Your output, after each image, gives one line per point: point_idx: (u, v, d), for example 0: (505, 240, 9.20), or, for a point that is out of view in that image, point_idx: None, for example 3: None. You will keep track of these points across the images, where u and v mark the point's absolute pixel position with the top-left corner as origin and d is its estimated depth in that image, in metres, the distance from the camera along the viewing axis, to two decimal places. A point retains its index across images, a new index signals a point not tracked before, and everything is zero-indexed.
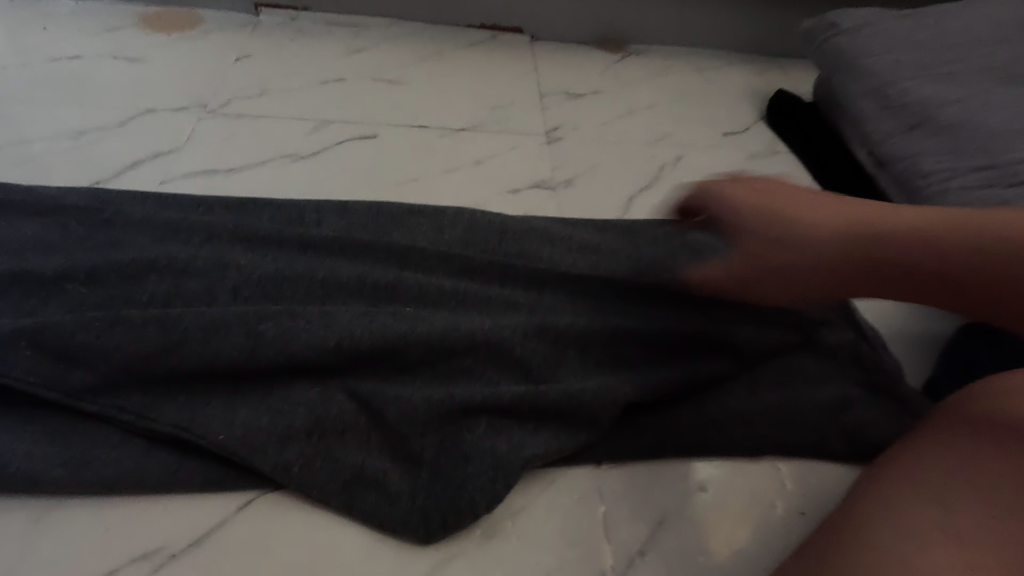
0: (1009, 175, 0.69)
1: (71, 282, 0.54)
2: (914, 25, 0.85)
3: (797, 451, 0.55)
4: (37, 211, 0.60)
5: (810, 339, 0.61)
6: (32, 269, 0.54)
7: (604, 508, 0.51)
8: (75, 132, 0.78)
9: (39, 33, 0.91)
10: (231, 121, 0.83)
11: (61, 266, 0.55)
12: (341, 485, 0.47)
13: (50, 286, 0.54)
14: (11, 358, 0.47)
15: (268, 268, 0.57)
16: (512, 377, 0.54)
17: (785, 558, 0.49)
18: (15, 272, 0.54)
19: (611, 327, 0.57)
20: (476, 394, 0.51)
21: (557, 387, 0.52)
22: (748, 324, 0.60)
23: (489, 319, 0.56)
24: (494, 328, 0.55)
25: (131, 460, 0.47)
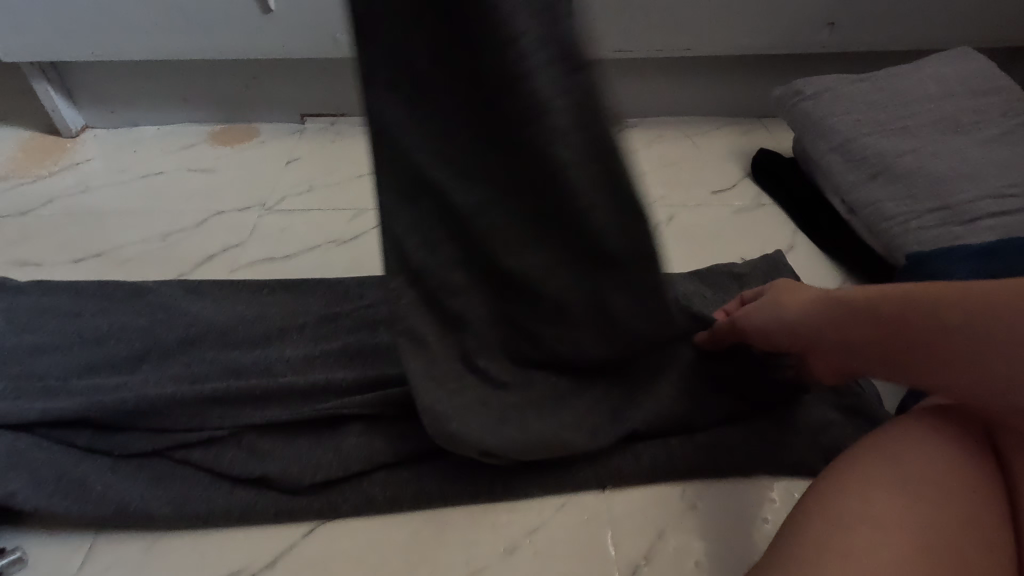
0: (959, 214, 0.78)
1: (183, 355, 0.70)
2: (869, 86, 0.95)
3: (783, 469, 0.62)
4: (149, 305, 0.77)
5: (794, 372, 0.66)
6: (155, 347, 0.71)
7: (610, 526, 0.59)
8: (162, 235, 0.95)
9: (132, 155, 1.12)
10: (285, 215, 0.99)
11: (177, 339, 0.71)
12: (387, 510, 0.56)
13: (170, 355, 0.70)
14: (137, 423, 0.61)
15: (325, 344, 0.71)
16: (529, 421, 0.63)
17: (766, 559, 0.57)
18: (137, 354, 0.70)
19: None
20: None
21: None
22: None
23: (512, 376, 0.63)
24: None
25: (219, 498, 0.59)
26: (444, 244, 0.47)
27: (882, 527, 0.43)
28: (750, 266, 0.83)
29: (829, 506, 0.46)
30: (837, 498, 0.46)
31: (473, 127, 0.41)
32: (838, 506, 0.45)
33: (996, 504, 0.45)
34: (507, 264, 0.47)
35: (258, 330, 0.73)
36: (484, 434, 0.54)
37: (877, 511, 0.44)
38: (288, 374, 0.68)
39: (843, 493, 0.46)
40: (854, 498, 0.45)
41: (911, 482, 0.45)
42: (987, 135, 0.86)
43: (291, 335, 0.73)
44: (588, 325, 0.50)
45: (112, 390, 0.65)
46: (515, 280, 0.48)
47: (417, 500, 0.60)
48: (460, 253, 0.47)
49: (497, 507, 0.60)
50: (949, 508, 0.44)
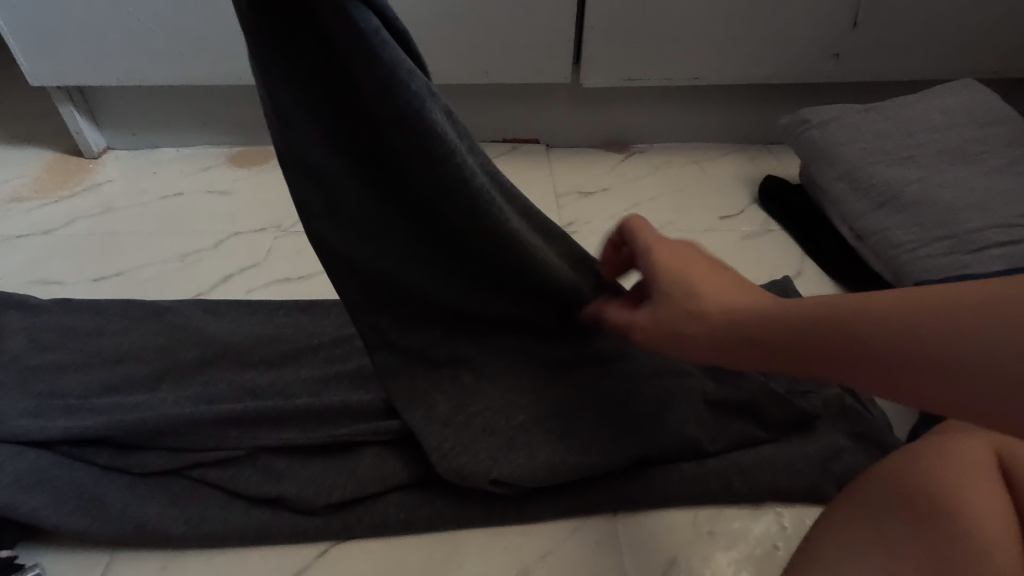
0: (966, 243, 0.79)
1: (201, 374, 0.72)
2: (877, 116, 0.97)
3: (794, 496, 0.63)
4: (169, 323, 0.78)
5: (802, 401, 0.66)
6: (175, 366, 0.72)
7: (622, 551, 0.59)
8: (180, 256, 0.97)
9: (152, 176, 1.14)
10: (299, 238, 1.01)
11: (196, 359, 0.73)
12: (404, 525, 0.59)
13: (189, 374, 0.72)
14: (156, 441, 0.62)
15: (339, 366, 0.72)
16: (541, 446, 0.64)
17: None
18: (157, 373, 0.71)
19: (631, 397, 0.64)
20: (513, 461, 0.59)
21: (579, 449, 0.61)
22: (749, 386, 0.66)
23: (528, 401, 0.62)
24: (529, 405, 0.61)
25: (235, 517, 0.60)
26: (346, 247, 0.52)
27: (877, 546, 0.44)
28: (759, 291, 0.84)
29: (818, 533, 0.48)
30: (825, 533, 0.47)
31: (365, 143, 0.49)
32: (827, 532, 0.47)
33: (1001, 518, 0.44)
34: (399, 262, 0.55)
35: (274, 350, 0.74)
36: (492, 466, 0.58)
37: (866, 530, 0.45)
38: (304, 395, 0.69)
39: (833, 519, 0.48)
40: (844, 520, 0.47)
41: (900, 500, 0.46)
42: (993, 166, 0.87)
43: (307, 356, 0.74)
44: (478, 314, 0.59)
45: (131, 408, 0.66)
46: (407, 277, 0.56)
47: (431, 523, 0.60)
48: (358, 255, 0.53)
49: (509, 530, 0.61)
50: (948, 525, 0.43)
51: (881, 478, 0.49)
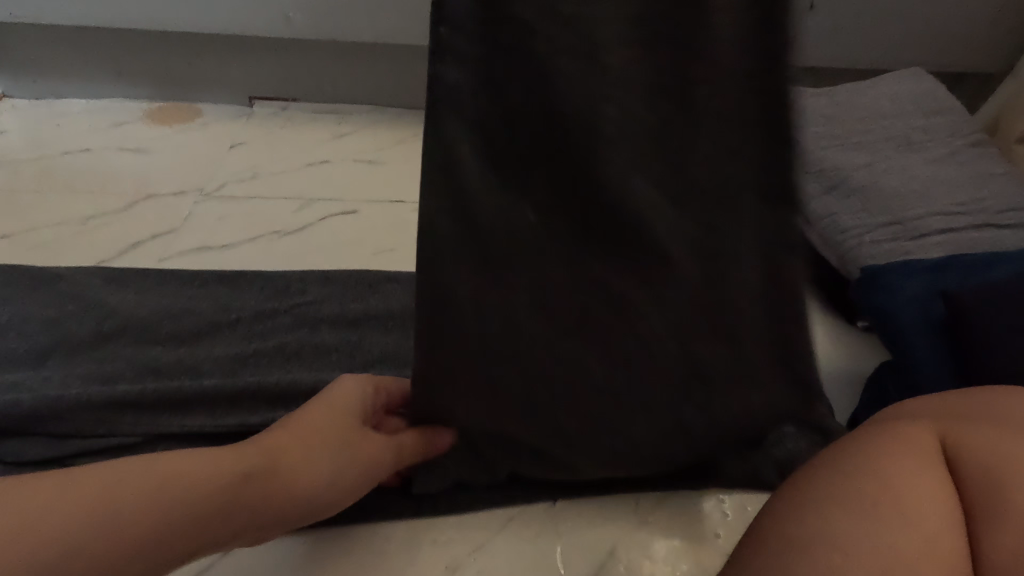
0: (909, 230, 0.78)
1: (96, 350, 0.64)
2: (826, 102, 0.96)
3: (736, 483, 0.61)
4: (63, 291, 0.69)
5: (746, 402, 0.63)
6: (67, 339, 0.64)
7: (559, 545, 0.56)
8: (83, 218, 0.87)
9: (54, 130, 1.02)
10: (224, 203, 0.92)
11: (92, 332, 0.65)
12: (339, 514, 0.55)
13: (82, 349, 0.63)
14: (37, 425, 0.55)
15: (258, 343, 0.66)
16: None
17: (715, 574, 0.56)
18: (45, 348, 0.63)
19: None
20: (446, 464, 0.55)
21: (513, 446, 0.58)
22: None
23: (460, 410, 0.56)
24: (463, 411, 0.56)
25: None
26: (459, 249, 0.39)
27: (838, 550, 0.41)
28: None
29: (774, 531, 0.44)
30: (788, 511, 0.45)
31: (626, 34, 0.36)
32: (784, 526, 0.44)
33: (945, 508, 0.43)
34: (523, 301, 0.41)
35: (185, 324, 0.67)
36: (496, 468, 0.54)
37: (826, 528, 0.42)
38: (216, 374, 0.63)
39: (786, 515, 0.45)
40: (806, 524, 0.43)
41: (859, 495, 0.44)
42: (937, 154, 0.88)
43: (222, 332, 0.67)
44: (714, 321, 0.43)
45: (8, 387, 0.58)
46: (580, 263, 0.41)
47: (353, 514, 0.56)
48: (485, 241, 0.39)
49: (440, 522, 0.57)
50: (908, 525, 0.42)
51: (853, 450, 0.48)
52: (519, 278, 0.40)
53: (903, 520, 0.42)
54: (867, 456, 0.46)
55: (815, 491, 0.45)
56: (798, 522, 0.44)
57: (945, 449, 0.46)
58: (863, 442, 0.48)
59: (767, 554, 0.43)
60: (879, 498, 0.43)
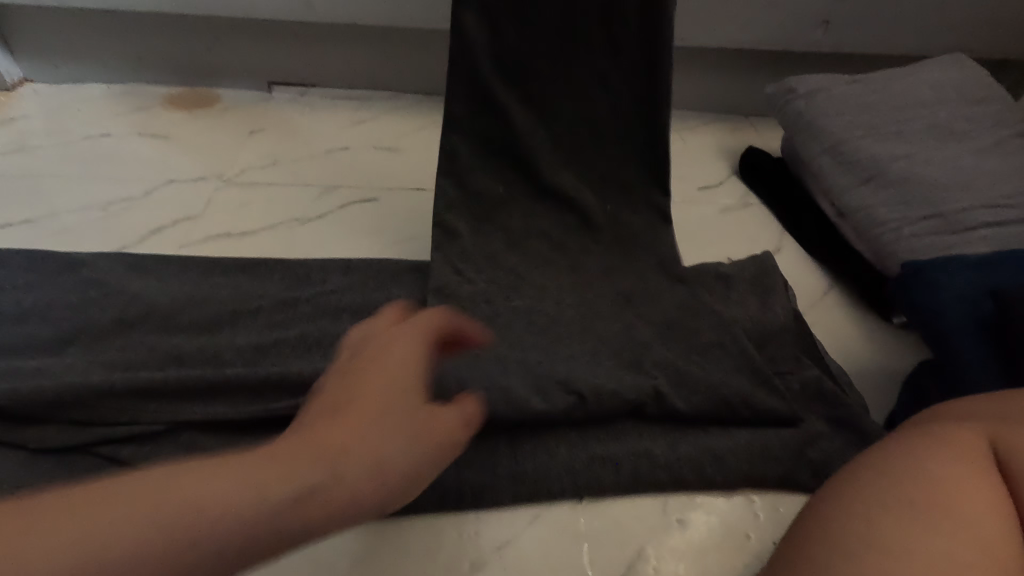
0: (952, 223, 0.75)
1: (119, 337, 0.63)
2: (863, 89, 0.91)
3: (769, 483, 0.59)
4: (85, 278, 0.69)
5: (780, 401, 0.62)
6: (90, 326, 0.63)
7: (587, 543, 0.55)
8: (104, 204, 0.86)
9: (75, 115, 1.01)
10: (243, 190, 0.91)
11: (115, 319, 0.64)
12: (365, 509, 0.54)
13: (105, 337, 0.63)
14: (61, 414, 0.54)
15: (280, 333, 0.65)
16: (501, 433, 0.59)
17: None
18: (68, 335, 0.63)
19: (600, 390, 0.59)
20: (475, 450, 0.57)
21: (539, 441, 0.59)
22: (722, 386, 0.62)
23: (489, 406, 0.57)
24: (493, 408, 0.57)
25: None
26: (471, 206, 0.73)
27: (891, 559, 0.39)
28: (737, 265, 0.76)
29: (818, 537, 0.43)
30: (832, 516, 0.43)
31: (550, 108, 0.72)
32: (828, 534, 0.42)
33: (1003, 514, 0.41)
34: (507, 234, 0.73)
35: (207, 313, 0.66)
36: (528, 397, 0.58)
37: (876, 536, 0.40)
38: (238, 364, 0.62)
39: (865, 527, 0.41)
40: (854, 530, 0.41)
41: (910, 501, 0.41)
42: (980, 144, 0.84)
43: (243, 320, 0.66)
44: (609, 243, 0.74)
45: (31, 374, 0.58)
46: (536, 209, 0.75)
47: None
48: (483, 204, 0.73)
49: (466, 517, 0.55)
50: (961, 531, 0.40)
51: (898, 452, 0.46)
52: (503, 224, 0.73)
53: (957, 525, 0.40)
54: (914, 458, 0.44)
55: (861, 496, 0.43)
56: (845, 529, 0.42)
57: (999, 451, 0.44)
58: (909, 444, 0.46)
59: (812, 561, 0.41)
60: (929, 502, 0.41)
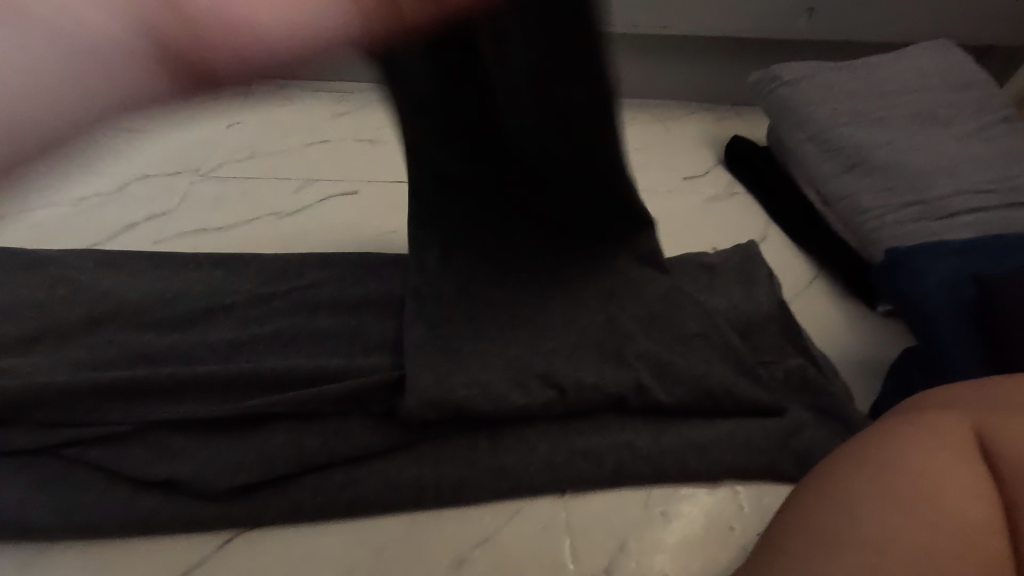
0: (936, 210, 0.75)
1: (87, 336, 0.61)
2: (848, 76, 0.90)
3: (752, 474, 0.58)
4: (54, 275, 0.67)
5: (762, 391, 0.62)
6: (57, 324, 0.61)
7: (567, 538, 0.54)
8: (75, 200, 0.84)
9: None
10: (219, 184, 0.89)
11: (84, 316, 0.62)
12: (339, 508, 0.53)
13: (72, 336, 0.61)
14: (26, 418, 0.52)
15: (253, 330, 0.63)
16: (481, 428, 0.58)
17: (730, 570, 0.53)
18: (33, 334, 0.61)
19: (580, 383, 0.59)
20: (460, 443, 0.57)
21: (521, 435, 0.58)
22: (706, 378, 0.61)
23: (476, 391, 0.57)
24: (475, 392, 0.56)
25: (118, 504, 0.51)
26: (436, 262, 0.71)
27: (868, 556, 0.38)
28: (720, 256, 0.76)
29: (798, 530, 0.42)
30: (813, 507, 0.43)
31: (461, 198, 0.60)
32: (814, 528, 0.41)
33: (987, 508, 0.40)
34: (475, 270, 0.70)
35: (179, 310, 0.64)
36: (509, 392, 0.57)
37: (855, 530, 0.40)
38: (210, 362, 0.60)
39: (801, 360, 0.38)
40: (834, 523, 0.41)
41: (893, 494, 0.41)
42: (965, 130, 0.84)
43: (216, 317, 0.64)
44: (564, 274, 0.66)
45: None
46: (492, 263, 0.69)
47: (351, 508, 0.53)
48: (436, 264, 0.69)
49: (444, 515, 0.54)
50: (943, 525, 0.39)
51: (881, 441, 0.45)
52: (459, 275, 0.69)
53: (940, 520, 0.39)
54: (899, 448, 0.43)
55: (844, 485, 0.43)
56: (825, 521, 0.41)
57: (986, 442, 0.43)
58: (894, 433, 0.45)
59: (790, 554, 0.41)
60: (912, 495, 0.40)
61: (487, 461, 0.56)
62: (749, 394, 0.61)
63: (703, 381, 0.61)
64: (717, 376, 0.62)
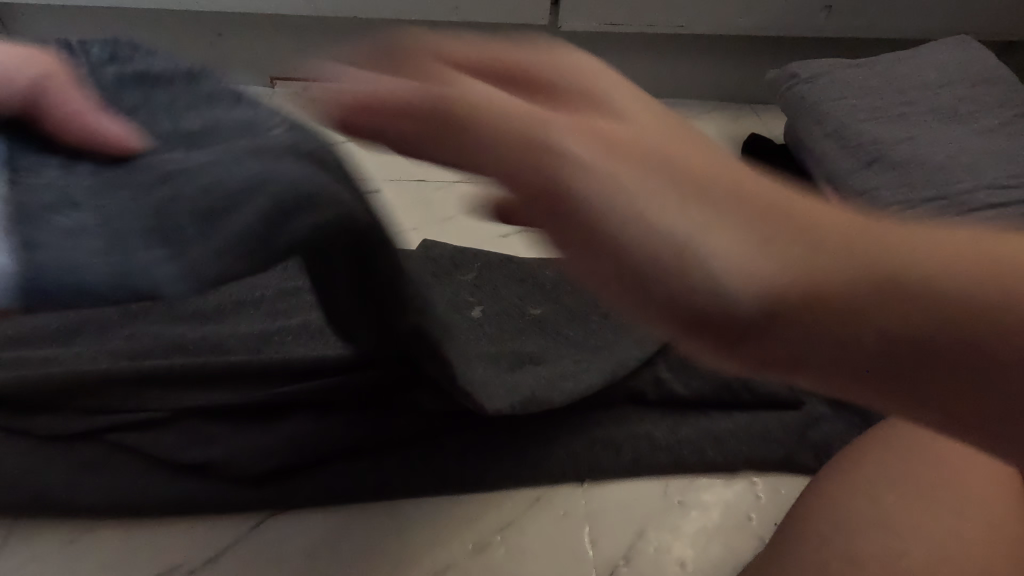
0: (956, 204, 0.75)
1: (124, 327, 0.64)
2: (867, 73, 0.91)
3: (769, 465, 0.59)
4: None
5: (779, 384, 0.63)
6: (97, 316, 0.64)
7: (587, 525, 0.55)
8: None
9: None
10: None
11: (122, 309, 0.65)
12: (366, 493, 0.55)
13: (111, 327, 0.64)
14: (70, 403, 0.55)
15: (283, 322, 0.66)
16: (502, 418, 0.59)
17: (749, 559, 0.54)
18: (75, 324, 0.63)
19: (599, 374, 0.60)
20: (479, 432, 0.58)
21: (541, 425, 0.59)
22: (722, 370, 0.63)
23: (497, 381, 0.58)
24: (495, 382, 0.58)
25: (157, 486, 0.53)
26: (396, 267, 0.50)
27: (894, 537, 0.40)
28: None
29: (824, 510, 0.43)
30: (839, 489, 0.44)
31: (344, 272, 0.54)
32: (841, 508, 0.42)
33: (1012, 500, 0.41)
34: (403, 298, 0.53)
35: (211, 303, 0.67)
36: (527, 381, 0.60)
37: (880, 512, 0.41)
38: (241, 351, 0.62)
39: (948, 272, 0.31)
40: (860, 505, 0.42)
41: (917, 481, 0.42)
42: (986, 125, 0.83)
43: (247, 310, 0.67)
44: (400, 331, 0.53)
45: (40, 364, 0.59)
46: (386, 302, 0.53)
47: (377, 492, 0.55)
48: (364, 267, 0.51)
49: (466, 502, 0.56)
50: (968, 513, 0.40)
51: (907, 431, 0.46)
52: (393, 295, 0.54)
53: (965, 508, 0.40)
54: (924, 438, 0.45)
55: (870, 470, 0.44)
56: (852, 503, 0.42)
57: None
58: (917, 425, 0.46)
59: (817, 532, 0.42)
60: (936, 482, 0.42)
61: (508, 450, 0.58)
62: (765, 386, 0.62)
63: (718, 374, 0.62)
64: (732, 369, 0.63)
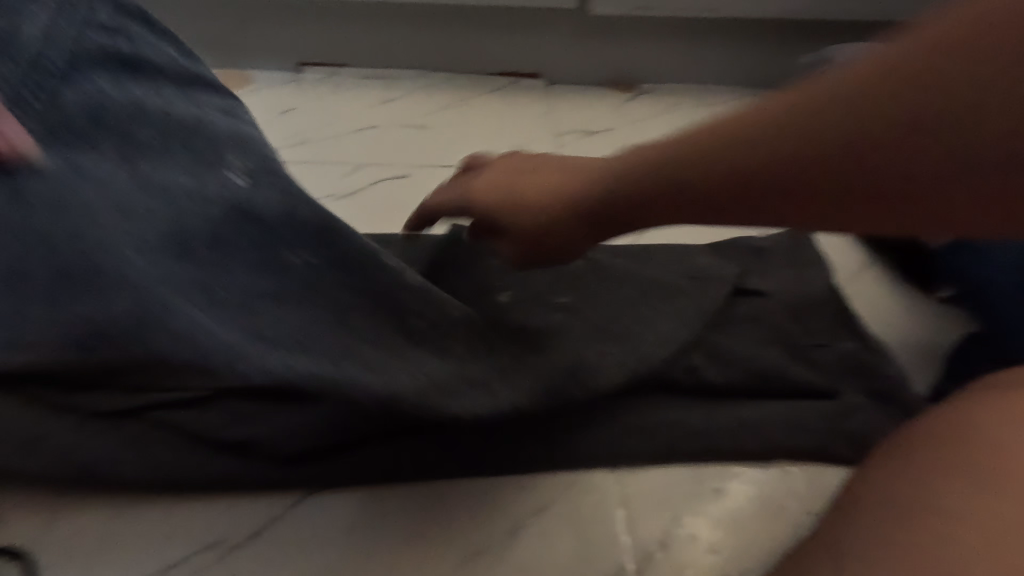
0: None
1: None
2: None
3: (805, 454, 0.58)
4: None
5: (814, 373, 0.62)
6: None
7: (621, 510, 0.55)
8: None
9: None
10: None
11: None
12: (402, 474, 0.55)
13: None
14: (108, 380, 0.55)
15: None
16: None
17: (784, 547, 0.54)
18: None
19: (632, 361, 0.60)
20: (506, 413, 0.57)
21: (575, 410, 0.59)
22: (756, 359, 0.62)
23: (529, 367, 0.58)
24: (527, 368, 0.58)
25: (197, 465, 0.54)
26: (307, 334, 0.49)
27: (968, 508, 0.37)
28: (772, 240, 0.75)
29: (871, 493, 0.42)
30: (888, 472, 0.42)
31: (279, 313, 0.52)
32: (894, 488, 0.40)
33: None
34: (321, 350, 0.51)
35: None
36: None
37: (940, 485, 0.39)
38: None
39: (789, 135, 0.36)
40: (914, 481, 0.40)
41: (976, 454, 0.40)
42: None
43: None
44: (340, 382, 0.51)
45: None
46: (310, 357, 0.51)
47: (412, 474, 0.55)
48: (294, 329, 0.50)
49: (500, 485, 0.56)
50: None
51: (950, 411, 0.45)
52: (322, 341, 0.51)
53: None
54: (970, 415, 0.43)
55: (919, 451, 0.42)
56: (907, 481, 0.40)
57: None
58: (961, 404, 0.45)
59: (867, 514, 0.40)
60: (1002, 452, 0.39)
61: (541, 435, 0.57)
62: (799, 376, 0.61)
63: (752, 362, 0.62)
64: (766, 358, 0.62)
